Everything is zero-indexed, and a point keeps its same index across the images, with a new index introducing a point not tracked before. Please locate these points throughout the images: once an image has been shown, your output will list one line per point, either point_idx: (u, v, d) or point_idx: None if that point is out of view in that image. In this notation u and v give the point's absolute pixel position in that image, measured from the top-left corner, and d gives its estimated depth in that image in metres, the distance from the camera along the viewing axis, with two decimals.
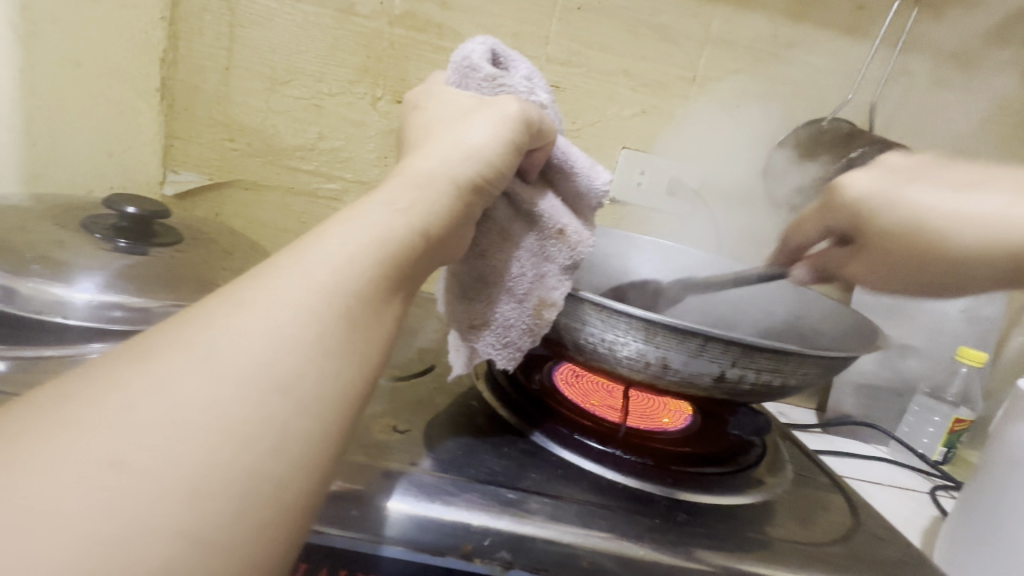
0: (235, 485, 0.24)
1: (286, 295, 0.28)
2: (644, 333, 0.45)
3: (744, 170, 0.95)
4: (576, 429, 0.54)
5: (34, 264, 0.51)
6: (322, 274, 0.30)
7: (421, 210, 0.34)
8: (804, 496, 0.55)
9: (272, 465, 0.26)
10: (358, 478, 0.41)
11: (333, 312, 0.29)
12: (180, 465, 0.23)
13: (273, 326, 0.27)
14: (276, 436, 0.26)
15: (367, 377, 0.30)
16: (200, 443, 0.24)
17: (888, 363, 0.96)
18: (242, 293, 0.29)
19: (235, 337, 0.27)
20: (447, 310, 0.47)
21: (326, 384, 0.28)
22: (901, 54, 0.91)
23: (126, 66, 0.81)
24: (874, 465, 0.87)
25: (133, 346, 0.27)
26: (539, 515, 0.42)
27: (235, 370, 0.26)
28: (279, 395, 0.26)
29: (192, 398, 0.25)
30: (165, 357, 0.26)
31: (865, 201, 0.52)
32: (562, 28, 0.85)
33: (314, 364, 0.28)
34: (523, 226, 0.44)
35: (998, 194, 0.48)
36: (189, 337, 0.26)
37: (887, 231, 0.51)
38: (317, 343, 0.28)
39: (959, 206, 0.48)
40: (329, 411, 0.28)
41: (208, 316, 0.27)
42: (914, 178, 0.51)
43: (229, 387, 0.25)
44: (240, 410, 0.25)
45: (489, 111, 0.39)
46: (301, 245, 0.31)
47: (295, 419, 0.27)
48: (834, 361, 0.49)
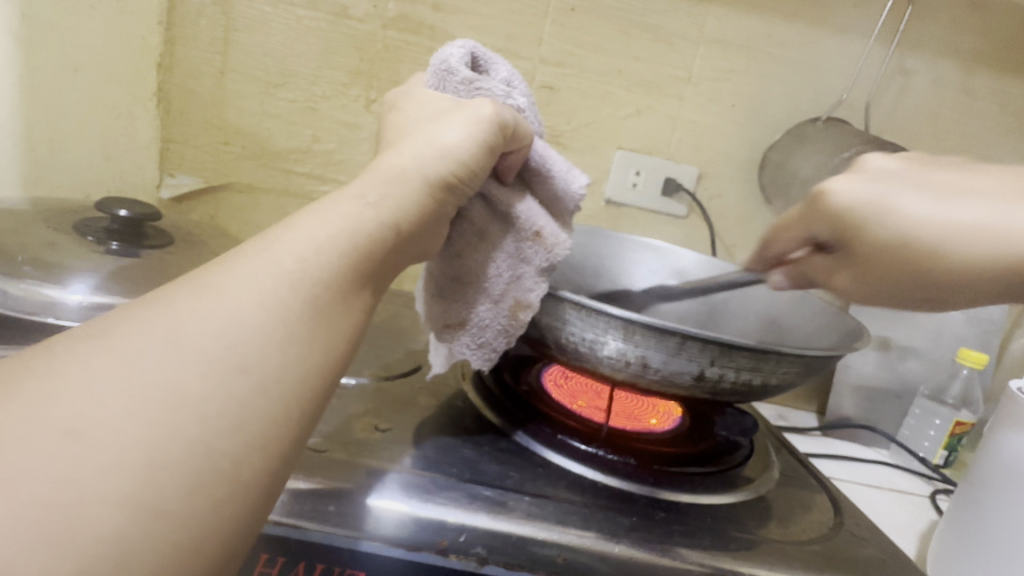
0: (191, 462, 0.24)
1: (253, 279, 0.29)
2: (623, 332, 0.45)
3: (739, 171, 0.95)
4: (560, 429, 0.55)
5: (27, 266, 0.52)
6: (289, 261, 0.30)
7: (392, 205, 0.35)
8: (789, 496, 0.55)
9: (229, 444, 0.25)
10: (339, 476, 0.42)
11: (299, 298, 0.29)
12: (135, 439, 0.23)
13: (237, 308, 0.28)
14: (237, 416, 0.26)
15: (333, 364, 0.30)
16: (159, 417, 0.24)
17: (889, 365, 0.95)
18: (210, 278, 0.29)
19: (198, 317, 0.27)
20: (425, 309, 0.48)
21: (289, 369, 0.28)
22: (896, 53, 0.90)
23: (122, 70, 0.83)
24: (871, 468, 0.86)
25: (96, 325, 0.27)
26: (517, 512, 0.42)
27: (198, 350, 0.26)
28: (241, 376, 0.26)
29: (152, 374, 0.25)
30: (128, 335, 0.26)
31: (843, 215, 0.38)
32: (555, 29, 0.86)
33: (277, 348, 0.28)
34: (500, 227, 0.44)
35: (954, 205, 0.34)
36: (154, 317, 0.27)
37: (882, 244, 0.36)
38: (281, 328, 0.28)
39: (950, 221, 0.34)
40: (291, 395, 0.28)
41: (173, 297, 0.28)
42: (902, 185, 0.37)
43: (189, 366, 0.25)
44: (200, 388, 0.25)
45: (465, 112, 0.39)
46: (271, 233, 0.31)
47: (256, 399, 0.27)
48: (815, 359, 0.48)
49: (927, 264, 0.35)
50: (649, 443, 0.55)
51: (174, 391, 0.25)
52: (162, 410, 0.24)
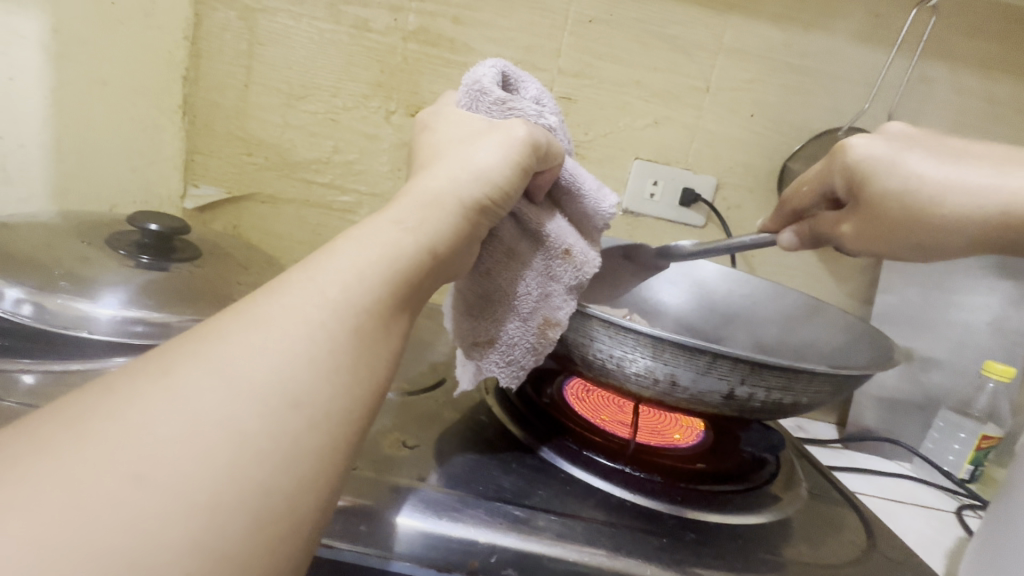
0: (249, 502, 0.25)
1: (299, 310, 0.29)
2: (652, 350, 0.45)
3: (758, 180, 0.94)
4: (585, 445, 0.54)
5: (60, 280, 0.53)
6: (334, 290, 0.30)
7: (429, 229, 0.35)
8: (817, 514, 0.54)
9: (284, 480, 0.26)
10: (366, 493, 0.41)
11: (345, 328, 0.30)
12: (196, 481, 0.24)
13: (285, 341, 0.28)
14: (290, 452, 0.26)
15: (376, 392, 0.31)
16: (215, 457, 0.24)
17: (911, 377, 0.93)
18: (256, 309, 0.29)
19: (247, 351, 0.27)
20: (453, 326, 0.48)
21: (337, 400, 0.28)
22: (918, 61, 0.89)
23: (150, 83, 0.85)
24: (895, 481, 0.85)
25: (147, 360, 0.27)
26: (546, 532, 0.42)
27: (251, 387, 0.26)
28: (292, 410, 0.27)
29: (208, 413, 0.25)
30: (180, 371, 0.26)
31: (858, 166, 0.45)
32: (573, 40, 0.86)
33: (326, 380, 0.28)
34: (529, 245, 0.45)
35: (960, 165, 0.42)
36: (203, 352, 0.27)
37: (889, 194, 0.43)
38: (328, 360, 0.29)
39: (954, 176, 0.42)
40: (339, 427, 0.28)
41: (221, 330, 0.28)
42: (915, 145, 0.44)
43: (243, 404, 0.26)
44: (254, 426, 0.26)
45: (497, 134, 0.40)
46: (313, 260, 0.32)
47: (306, 434, 0.27)
48: (847, 378, 0.48)
49: (925, 210, 0.42)
50: (674, 460, 0.55)
51: (230, 430, 0.25)
52: (219, 450, 0.24)
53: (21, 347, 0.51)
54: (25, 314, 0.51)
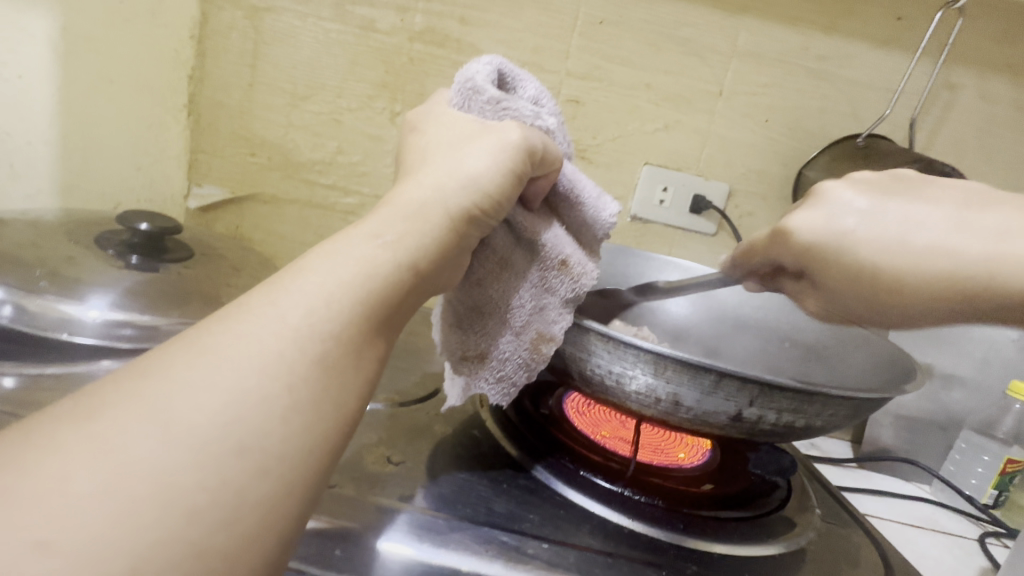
0: (179, 566, 0.22)
1: (255, 341, 0.27)
2: (653, 366, 0.42)
3: (773, 187, 0.91)
4: (583, 465, 0.52)
5: (44, 280, 0.52)
6: (297, 317, 0.28)
7: (410, 243, 0.32)
8: (831, 545, 0.51)
9: (225, 538, 0.23)
10: (347, 514, 0.39)
11: (305, 360, 0.27)
12: (116, 544, 0.21)
13: (237, 377, 0.25)
14: (233, 505, 0.24)
15: (341, 429, 0.28)
16: (146, 517, 0.22)
17: (932, 396, 0.89)
18: (207, 340, 0.27)
19: (192, 392, 0.25)
20: (442, 339, 0.45)
21: (292, 443, 0.26)
22: (944, 66, 0.85)
23: (154, 82, 0.84)
24: (915, 505, 0.80)
25: (85, 399, 0.24)
26: (536, 561, 0.39)
27: (191, 431, 0.24)
28: (237, 457, 0.24)
29: (139, 464, 0.23)
30: (116, 414, 0.24)
31: (811, 251, 0.39)
32: (583, 42, 0.84)
33: (280, 420, 0.26)
34: (523, 255, 0.42)
35: (938, 239, 0.35)
36: (143, 392, 0.24)
37: (837, 275, 0.38)
38: (284, 397, 0.26)
39: (922, 253, 0.35)
40: (294, 474, 0.26)
41: (167, 366, 0.26)
42: (860, 217, 0.37)
43: (182, 451, 0.23)
44: (191, 477, 0.23)
45: (491, 136, 0.37)
46: (278, 282, 0.30)
47: (254, 484, 0.25)
48: (863, 401, 0.45)
49: (879, 296, 0.37)
50: (678, 482, 0.52)
51: (162, 482, 0.23)
52: (147, 507, 0.22)
53: (5, 348, 0.50)
54: (3, 314, 0.49)
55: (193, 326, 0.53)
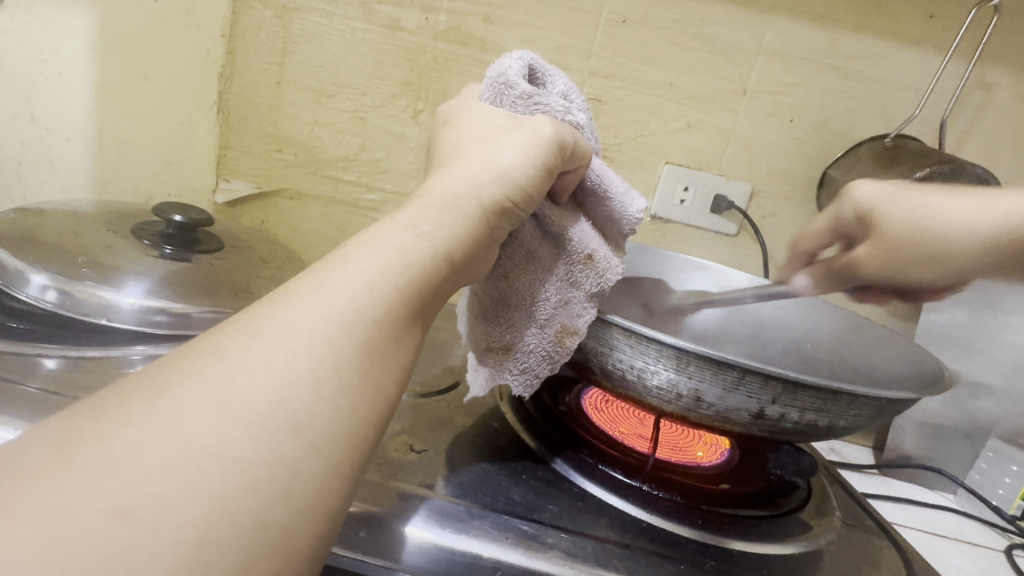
0: (240, 536, 0.23)
1: (305, 325, 0.28)
2: (676, 362, 0.42)
3: (796, 188, 0.90)
4: (601, 459, 0.52)
5: (85, 267, 0.54)
6: (341, 302, 0.29)
7: (444, 234, 0.33)
8: (852, 548, 0.50)
9: (280, 511, 0.24)
10: (374, 499, 0.40)
11: (351, 344, 0.28)
12: (184, 513, 0.22)
13: (289, 358, 0.26)
14: (287, 480, 0.25)
15: (382, 411, 0.29)
16: (210, 489, 0.23)
17: (957, 403, 0.87)
18: (259, 323, 0.28)
19: (248, 370, 0.26)
20: (467, 330, 0.46)
21: (339, 423, 0.27)
22: (976, 67, 0.84)
23: (186, 79, 0.86)
24: (937, 514, 0.79)
25: (146, 377, 0.25)
26: (555, 551, 0.40)
27: (249, 409, 0.25)
28: (292, 435, 0.25)
29: (201, 439, 0.23)
30: (177, 392, 0.24)
31: (867, 207, 0.52)
32: (606, 40, 0.84)
33: (329, 401, 0.27)
34: (550, 249, 0.43)
35: (941, 198, 0.49)
36: (202, 370, 0.25)
37: (935, 233, 0.48)
38: (332, 378, 0.27)
39: (958, 210, 0.48)
40: (342, 452, 0.27)
41: (222, 346, 0.26)
42: (916, 188, 0.51)
43: (241, 428, 0.24)
44: (250, 452, 0.24)
45: (522, 130, 0.38)
46: (322, 268, 0.30)
47: (306, 460, 0.25)
48: (889, 402, 0.44)
49: (939, 231, 0.48)
50: (696, 479, 0.52)
51: (225, 457, 0.23)
52: (212, 479, 0.23)
53: (47, 332, 0.52)
54: (49, 300, 0.52)
55: (222, 314, 0.54)
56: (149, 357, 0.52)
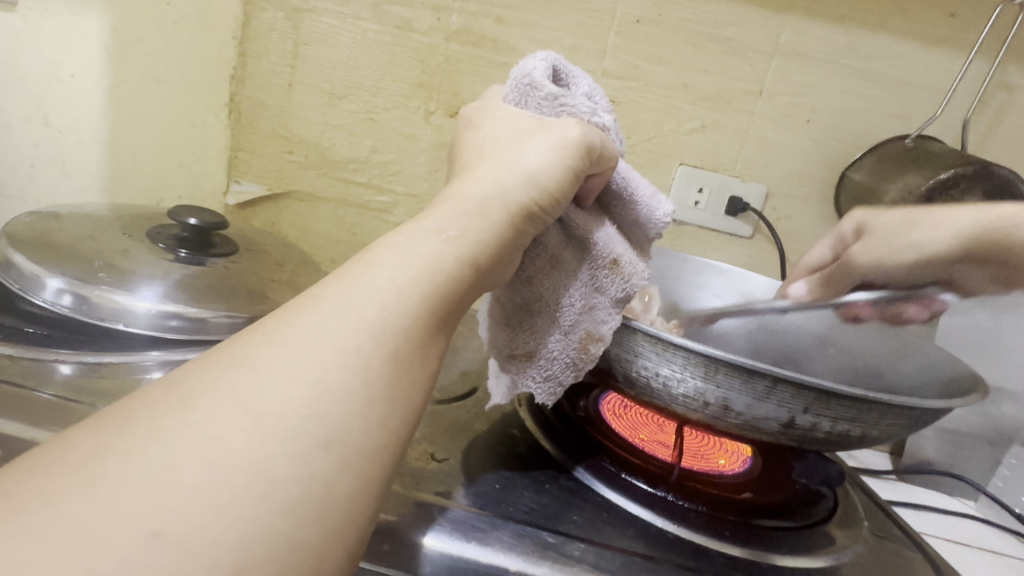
0: (276, 559, 0.22)
1: (333, 336, 0.27)
2: (704, 370, 0.41)
3: (813, 190, 0.88)
4: (623, 467, 0.51)
5: (100, 271, 0.53)
6: (370, 310, 0.28)
7: (471, 239, 0.32)
8: (881, 560, 0.49)
9: (313, 530, 0.23)
10: (393, 509, 0.39)
11: (381, 354, 0.27)
12: (220, 535, 0.21)
13: (318, 371, 0.25)
14: (319, 498, 0.24)
15: (410, 425, 0.28)
16: (243, 510, 0.22)
17: (979, 409, 0.85)
18: (287, 333, 0.27)
19: (278, 383, 0.25)
20: (488, 336, 0.45)
21: (370, 437, 0.26)
22: (999, 66, 0.82)
23: (198, 81, 0.86)
24: (959, 522, 0.77)
25: (172, 390, 0.24)
26: (579, 564, 0.39)
27: (281, 425, 0.24)
28: (324, 450, 0.24)
29: (234, 455, 0.23)
30: (206, 406, 0.24)
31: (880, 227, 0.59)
32: (620, 41, 0.83)
33: (360, 414, 0.26)
34: (573, 253, 0.42)
35: (926, 218, 0.55)
36: (232, 383, 0.24)
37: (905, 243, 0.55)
38: (362, 391, 0.26)
39: (931, 223, 0.54)
40: (372, 468, 0.26)
41: (251, 358, 0.26)
42: (898, 217, 0.58)
43: (273, 444, 0.23)
44: (283, 469, 0.23)
45: (548, 132, 0.37)
46: (347, 275, 0.30)
47: (338, 476, 0.25)
48: (924, 412, 0.43)
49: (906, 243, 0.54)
50: (720, 488, 0.51)
51: (259, 475, 0.23)
52: (245, 498, 0.22)
53: (62, 336, 0.51)
54: (65, 304, 0.52)
55: (238, 319, 0.54)
56: (165, 363, 0.51)
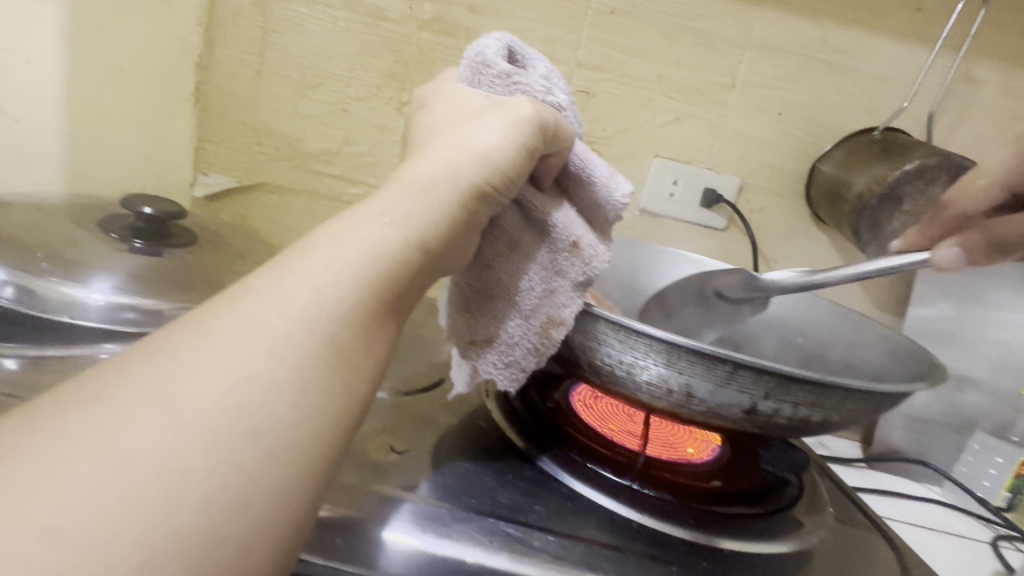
0: (192, 554, 0.21)
1: (264, 323, 0.26)
2: (665, 356, 0.41)
3: (786, 182, 0.89)
4: (590, 457, 0.50)
5: (46, 262, 0.51)
6: (304, 297, 0.27)
7: (419, 222, 0.31)
8: (845, 545, 0.49)
9: (238, 522, 0.22)
10: (352, 503, 0.38)
11: (315, 342, 0.26)
12: (128, 532, 0.20)
13: (245, 360, 0.24)
14: (244, 490, 0.23)
15: (353, 413, 0.27)
16: (155, 504, 0.21)
17: (945, 397, 0.87)
18: (213, 321, 0.25)
19: (200, 373, 0.24)
20: (448, 323, 0.44)
21: (304, 426, 0.25)
22: (964, 61, 0.83)
23: (160, 69, 0.83)
24: (926, 507, 0.79)
25: (88, 383, 0.23)
26: (542, 554, 0.38)
27: (200, 415, 0.23)
28: (249, 441, 0.23)
29: (146, 448, 0.21)
30: (120, 398, 0.22)
31: None
32: (594, 32, 0.82)
33: (291, 403, 0.25)
34: (533, 237, 0.41)
35: None
36: (149, 374, 0.23)
37: None
38: (294, 379, 0.25)
39: None
40: (306, 458, 0.25)
41: (173, 348, 0.24)
42: None
43: (190, 436, 0.22)
44: (202, 461, 0.22)
45: (501, 111, 0.36)
46: (284, 262, 0.28)
47: (267, 467, 0.24)
48: (883, 395, 0.43)
49: None
50: (688, 476, 0.51)
51: (174, 468, 0.21)
52: (158, 492, 0.21)
53: (8, 331, 0.49)
54: (8, 296, 0.49)
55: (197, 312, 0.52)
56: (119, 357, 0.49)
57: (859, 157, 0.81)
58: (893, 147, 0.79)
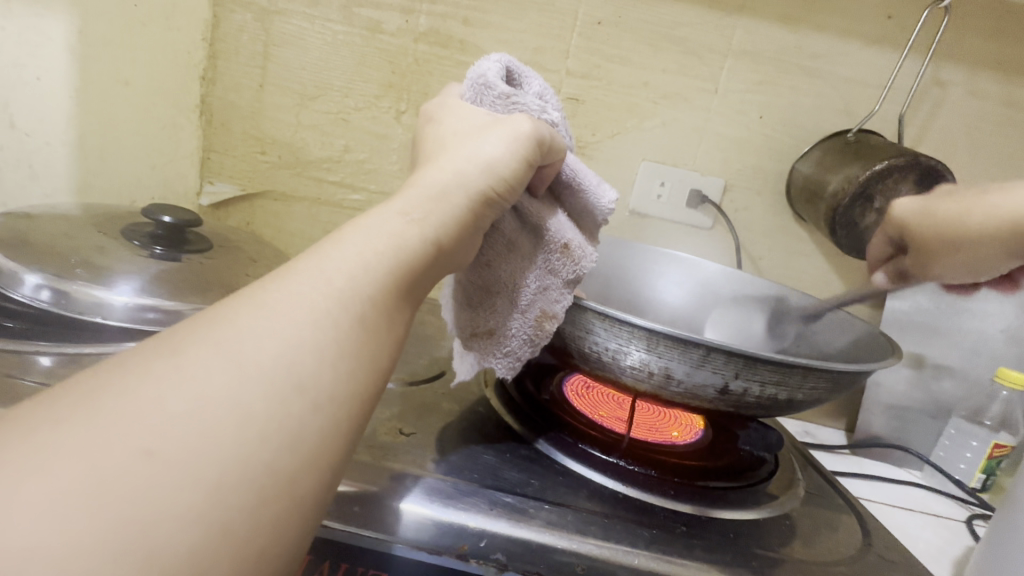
0: (253, 478, 0.26)
1: (307, 298, 0.30)
2: (646, 342, 0.45)
3: (767, 183, 0.94)
4: (580, 438, 0.55)
5: (78, 267, 0.55)
6: (340, 279, 0.31)
7: (434, 221, 0.36)
8: (814, 515, 0.54)
9: (287, 459, 0.27)
10: (368, 479, 0.43)
11: (349, 317, 0.31)
12: (204, 456, 0.25)
13: (293, 328, 0.29)
14: (293, 433, 0.27)
15: (377, 380, 0.32)
16: (226, 437, 0.25)
17: (922, 384, 0.91)
18: (265, 295, 0.30)
19: (256, 337, 0.28)
20: (451, 317, 0.49)
21: (340, 385, 0.29)
22: (930, 64, 0.89)
23: (168, 83, 0.87)
24: (903, 489, 0.83)
25: (163, 341, 0.28)
26: (537, 520, 0.43)
27: (258, 370, 0.27)
28: (297, 394, 0.28)
29: (217, 392, 0.26)
30: (192, 354, 0.27)
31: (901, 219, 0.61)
32: (582, 42, 0.87)
33: (330, 365, 0.29)
34: (528, 239, 0.45)
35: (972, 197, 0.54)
36: (216, 336, 0.28)
37: (925, 229, 0.57)
38: (332, 346, 0.30)
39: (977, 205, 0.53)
40: (341, 413, 0.29)
41: (232, 316, 0.29)
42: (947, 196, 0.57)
43: (253, 385, 0.27)
44: (261, 407, 0.27)
45: (502, 127, 0.41)
46: (321, 249, 0.33)
47: (310, 416, 0.28)
48: (844, 374, 0.48)
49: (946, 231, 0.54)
50: (671, 455, 0.55)
51: (239, 410, 0.26)
52: (227, 428, 0.25)
53: (40, 330, 0.53)
54: (44, 299, 0.53)
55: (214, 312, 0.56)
56: None
57: (834, 158, 0.86)
58: (865, 148, 0.84)
